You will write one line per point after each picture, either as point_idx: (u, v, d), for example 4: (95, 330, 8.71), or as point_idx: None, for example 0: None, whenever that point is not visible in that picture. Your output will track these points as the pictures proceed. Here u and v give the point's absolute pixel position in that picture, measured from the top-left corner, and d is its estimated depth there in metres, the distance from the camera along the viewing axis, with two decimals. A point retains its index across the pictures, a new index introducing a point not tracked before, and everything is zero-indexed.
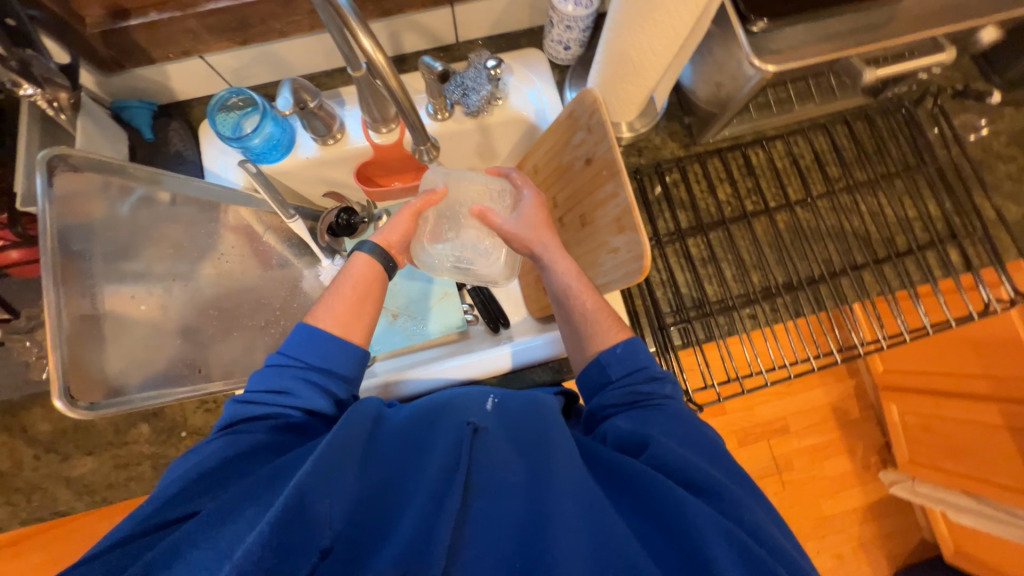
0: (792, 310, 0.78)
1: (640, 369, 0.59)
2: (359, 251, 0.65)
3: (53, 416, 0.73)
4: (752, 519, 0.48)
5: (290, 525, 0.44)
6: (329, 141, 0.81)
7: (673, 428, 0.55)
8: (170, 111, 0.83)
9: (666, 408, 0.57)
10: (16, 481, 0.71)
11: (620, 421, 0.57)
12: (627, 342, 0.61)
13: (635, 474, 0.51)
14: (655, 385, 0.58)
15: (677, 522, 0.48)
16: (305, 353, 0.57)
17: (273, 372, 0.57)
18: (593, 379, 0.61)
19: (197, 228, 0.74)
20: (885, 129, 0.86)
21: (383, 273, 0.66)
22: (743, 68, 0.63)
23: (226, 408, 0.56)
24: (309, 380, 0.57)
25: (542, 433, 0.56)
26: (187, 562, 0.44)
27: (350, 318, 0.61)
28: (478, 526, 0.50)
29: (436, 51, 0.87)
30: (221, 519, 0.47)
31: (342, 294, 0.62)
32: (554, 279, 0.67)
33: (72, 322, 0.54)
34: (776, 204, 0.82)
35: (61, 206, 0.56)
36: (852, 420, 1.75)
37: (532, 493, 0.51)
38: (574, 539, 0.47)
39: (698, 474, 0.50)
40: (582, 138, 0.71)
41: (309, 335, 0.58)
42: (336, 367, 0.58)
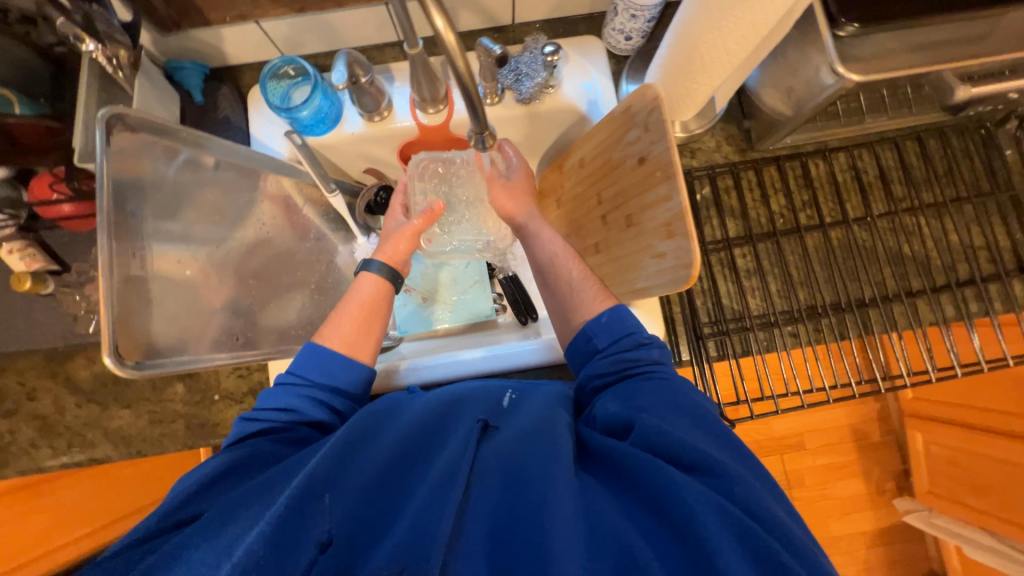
0: (838, 332, 0.75)
1: (625, 337, 0.60)
2: (366, 271, 0.70)
3: (94, 367, 0.75)
4: (746, 491, 0.46)
5: (295, 515, 0.47)
6: (376, 118, 0.80)
7: (664, 404, 0.53)
8: (220, 75, 0.83)
9: (659, 383, 0.56)
10: (58, 426, 0.74)
11: (608, 401, 0.56)
12: (612, 311, 0.61)
13: (630, 458, 0.49)
14: (640, 352, 0.59)
15: (672, 504, 0.45)
16: (311, 371, 0.61)
17: (279, 390, 0.60)
18: (581, 350, 0.62)
19: (236, 194, 0.74)
20: (960, 148, 0.80)
21: (389, 289, 0.71)
22: (821, 76, 0.59)
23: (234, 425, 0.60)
24: (312, 396, 0.60)
25: (536, 424, 0.56)
26: (187, 562, 0.45)
27: (355, 335, 0.65)
28: (475, 520, 0.48)
29: (491, 31, 0.84)
30: (227, 520, 0.48)
31: (348, 314, 0.66)
32: (540, 250, 0.70)
33: (124, 282, 0.54)
34: (831, 220, 0.78)
35: (118, 163, 0.56)
36: (872, 443, 1.71)
37: (524, 478, 0.50)
38: (564, 520, 0.45)
39: (692, 452, 0.48)
40: (637, 136, 0.69)
41: (316, 354, 0.62)
42: (340, 383, 0.62)
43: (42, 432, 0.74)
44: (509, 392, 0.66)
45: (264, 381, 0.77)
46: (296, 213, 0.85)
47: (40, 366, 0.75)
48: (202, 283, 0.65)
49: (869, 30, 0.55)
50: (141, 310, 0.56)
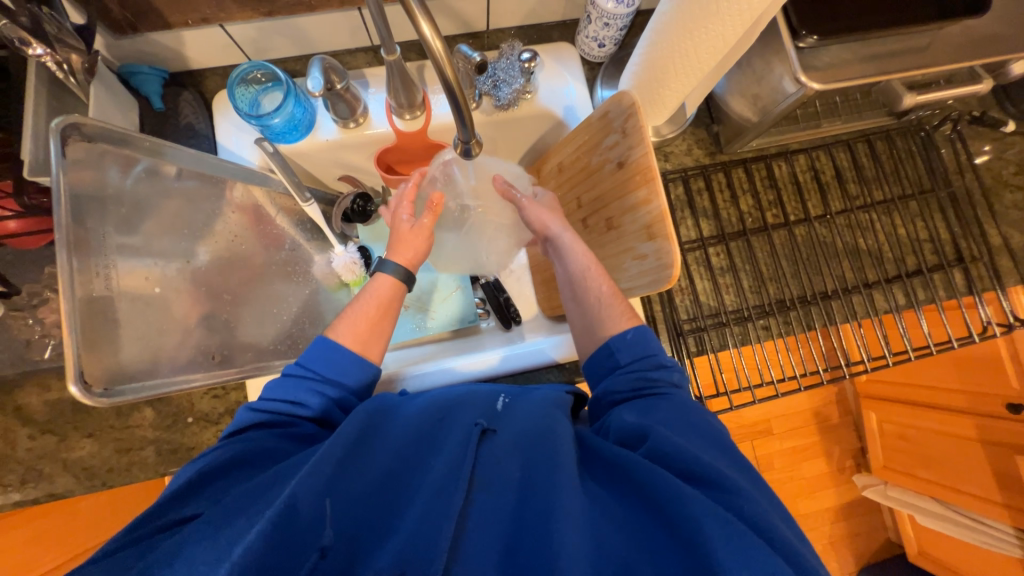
0: (804, 323, 0.79)
1: (645, 357, 0.62)
2: (382, 272, 0.68)
3: (48, 394, 0.69)
4: (754, 510, 0.46)
5: (289, 521, 0.45)
6: (351, 124, 0.78)
7: (674, 419, 0.55)
8: (181, 80, 0.78)
9: (670, 401, 0.58)
10: (9, 463, 0.68)
11: (625, 412, 0.57)
12: (637, 330, 0.64)
13: (634, 467, 0.50)
14: (662, 372, 0.61)
15: (674, 511, 0.46)
16: (322, 367, 0.60)
17: (291, 381, 0.60)
18: (602, 364, 0.64)
19: (199, 204, 0.70)
20: (904, 149, 0.87)
21: (402, 290, 0.69)
22: (783, 83, 0.64)
23: (239, 414, 0.59)
24: (321, 392, 0.60)
25: (545, 424, 0.57)
26: (187, 561, 0.43)
27: (368, 336, 0.64)
28: (479, 521, 0.49)
29: (466, 37, 0.84)
30: (231, 521, 0.46)
31: (365, 314, 0.65)
32: (571, 262, 0.70)
33: (88, 302, 0.51)
34: (795, 218, 0.83)
35: (74, 176, 0.52)
36: (832, 425, 1.82)
37: (530, 484, 0.51)
38: (571, 519, 0.46)
39: (696, 463, 0.49)
40: (615, 141, 0.70)
41: (330, 352, 0.61)
42: (350, 380, 0.62)
43: None
44: (502, 396, 0.66)
45: (242, 399, 0.74)
46: (268, 223, 0.82)
47: None
48: (172, 300, 0.62)
49: (825, 41, 0.59)
50: (109, 332, 0.53)
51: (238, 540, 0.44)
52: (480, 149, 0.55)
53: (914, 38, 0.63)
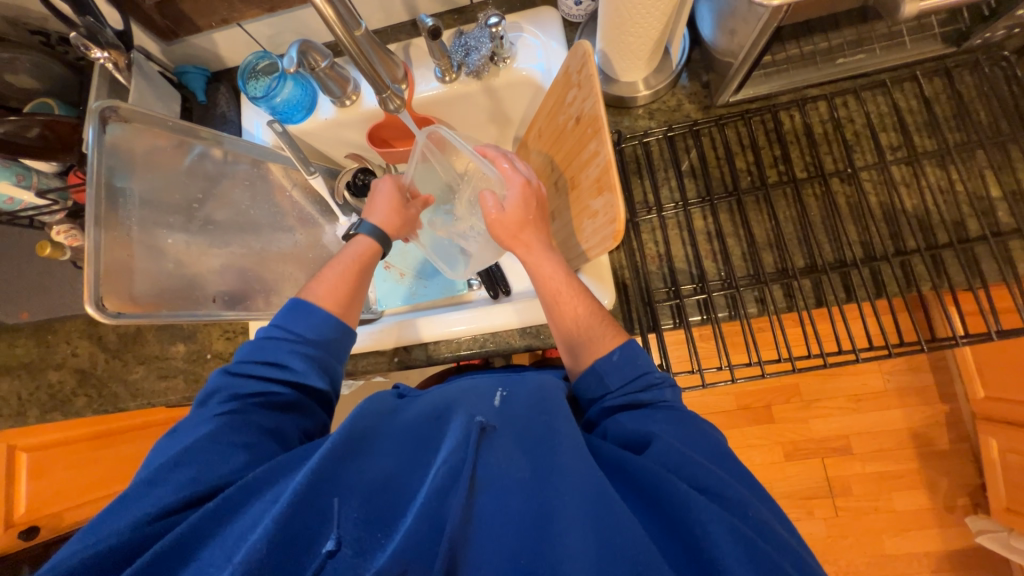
0: (809, 296, 0.67)
1: (637, 378, 0.59)
2: (359, 234, 0.78)
3: (118, 329, 0.89)
4: (757, 515, 0.47)
5: (296, 518, 0.46)
6: (346, 103, 0.86)
7: (676, 427, 0.55)
8: (221, 77, 0.94)
9: (666, 415, 0.57)
10: (92, 378, 0.89)
11: (623, 418, 0.57)
12: (623, 348, 0.61)
13: (642, 473, 0.50)
14: (651, 394, 0.59)
15: (682, 518, 0.46)
16: (299, 327, 0.65)
17: (264, 344, 0.64)
18: (591, 390, 0.62)
19: (226, 178, 0.84)
20: (971, 88, 0.69)
21: (378, 250, 0.78)
22: (754, 6, 0.55)
23: (213, 378, 0.62)
24: (303, 354, 0.64)
25: (546, 426, 0.55)
26: (201, 561, 0.46)
27: (344, 292, 0.71)
28: (487, 526, 0.48)
29: (450, 13, 0.87)
30: (231, 511, 0.49)
31: (343, 274, 0.72)
32: (541, 280, 0.67)
33: (111, 246, 0.65)
34: (805, 175, 0.71)
35: (111, 151, 0.67)
36: (937, 450, 1.48)
37: (538, 493, 0.49)
38: (575, 534, 0.45)
39: (700, 474, 0.49)
40: (574, 96, 0.68)
41: (304, 311, 0.66)
42: (329, 341, 0.67)
43: (81, 382, 0.89)
44: (500, 391, 0.62)
45: None
46: (284, 195, 0.94)
47: (81, 328, 0.90)
48: (185, 251, 0.75)
49: None
50: (125, 269, 0.66)
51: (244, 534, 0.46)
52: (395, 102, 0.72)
53: None
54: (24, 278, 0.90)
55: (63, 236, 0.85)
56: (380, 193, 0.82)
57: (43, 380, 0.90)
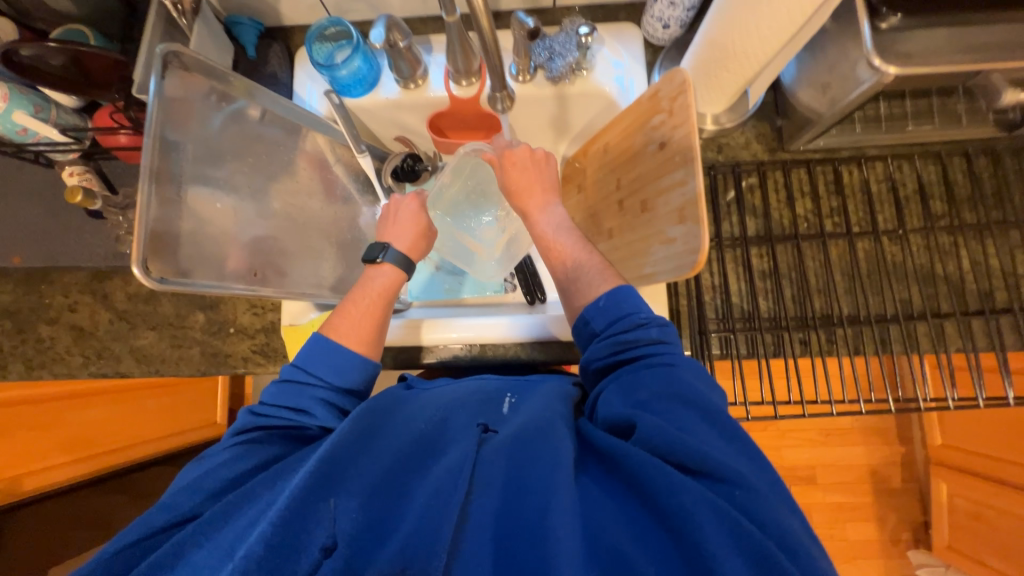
0: (851, 344, 0.72)
1: (622, 318, 0.58)
2: (383, 261, 0.73)
3: (128, 289, 0.82)
4: (745, 496, 0.46)
5: (292, 520, 0.47)
6: (411, 85, 0.83)
7: (666, 385, 0.53)
8: (273, 34, 0.88)
9: (659, 371, 0.54)
10: (92, 339, 0.82)
11: (611, 393, 0.56)
12: (611, 294, 0.60)
13: (634, 461, 0.49)
14: (637, 333, 0.56)
15: (668, 507, 0.46)
16: (321, 370, 0.63)
17: (291, 388, 0.63)
18: (582, 333, 0.61)
19: (275, 146, 0.78)
20: (1012, 169, 0.75)
21: (402, 277, 0.75)
22: (857, 70, 0.58)
23: (241, 417, 0.62)
24: (324, 399, 0.62)
25: (543, 427, 0.54)
26: (189, 564, 0.49)
27: (366, 329, 0.68)
28: (478, 522, 0.49)
29: (530, 11, 0.86)
30: (230, 516, 0.52)
31: (364, 308, 0.69)
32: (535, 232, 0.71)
33: (160, 207, 0.59)
34: (859, 230, 0.75)
35: (168, 106, 0.61)
36: (891, 488, 1.60)
37: (528, 488, 0.49)
38: (566, 536, 0.45)
39: (693, 455, 0.48)
40: (661, 121, 0.67)
41: (327, 348, 0.64)
42: (351, 383, 0.65)
43: (78, 341, 0.82)
44: (507, 396, 0.64)
45: (276, 321, 0.83)
46: (327, 170, 0.89)
47: (83, 282, 0.83)
48: (231, 218, 0.70)
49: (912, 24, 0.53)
50: (172, 233, 0.61)
51: (248, 531, 0.49)
52: (508, 100, 0.68)
53: None
54: (23, 219, 0.81)
55: (76, 180, 0.77)
56: (404, 213, 0.78)
57: (32, 334, 0.82)
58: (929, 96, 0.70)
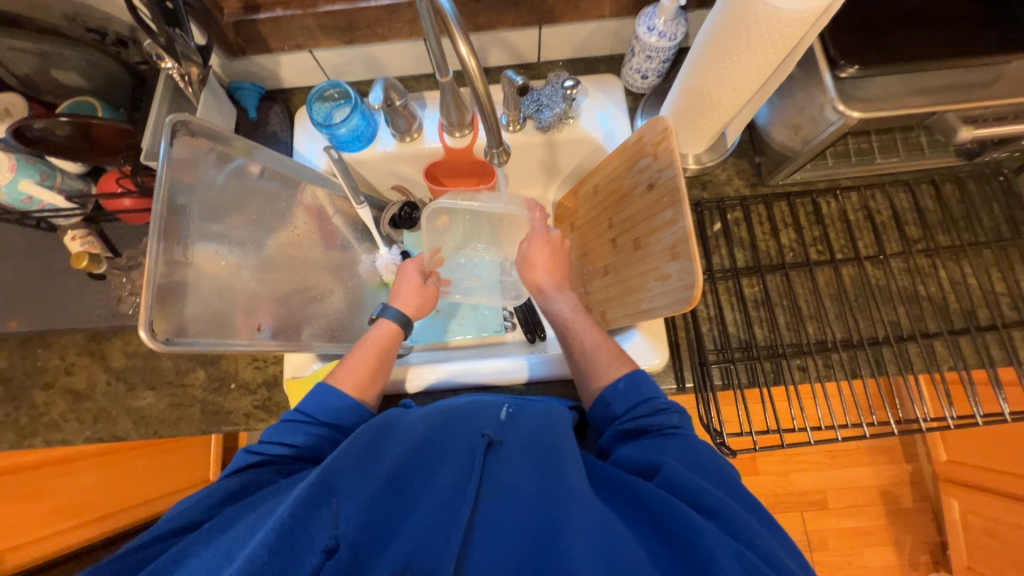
0: (848, 369, 0.73)
1: (642, 402, 0.61)
2: (382, 317, 0.76)
3: (128, 348, 0.82)
4: (765, 545, 0.47)
5: (296, 526, 0.46)
6: (407, 138, 0.87)
7: (683, 453, 0.55)
8: (274, 96, 0.93)
9: (680, 440, 0.57)
10: (88, 403, 0.80)
11: (628, 449, 0.58)
12: (629, 376, 0.63)
13: (650, 497, 0.50)
14: (659, 418, 0.59)
15: (686, 540, 0.46)
16: (316, 410, 0.62)
17: (287, 426, 0.61)
18: (600, 415, 0.64)
19: (277, 203, 0.81)
20: (977, 193, 0.80)
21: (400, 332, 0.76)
22: (824, 113, 0.63)
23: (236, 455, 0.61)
24: (315, 434, 0.61)
25: (554, 442, 0.56)
26: (189, 570, 0.46)
27: (366, 380, 0.68)
28: (487, 533, 0.49)
29: (517, 67, 0.92)
30: (229, 525, 0.50)
31: (364, 358, 0.70)
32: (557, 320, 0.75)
33: (167, 266, 0.60)
34: (842, 257, 0.79)
35: (176, 167, 0.63)
36: (903, 509, 1.57)
37: (540, 507, 0.50)
38: (581, 554, 0.45)
39: (707, 497, 0.49)
40: (647, 164, 0.70)
41: (325, 396, 0.63)
42: (345, 424, 0.63)
43: (74, 406, 0.80)
44: (506, 406, 0.65)
45: (278, 373, 0.83)
46: (326, 221, 0.91)
47: (81, 344, 0.82)
48: (235, 274, 0.71)
49: (869, 72, 0.58)
50: (178, 292, 0.61)
51: (250, 533, 0.48)
52: (504, 157, 0.67)
53: (979, 70, 0.59)
54: (22, 283, 0.81)
55: (78, 243, 0.79)
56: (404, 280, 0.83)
57: (26, 400, 0.80)
58: (892, 132, 0.74)
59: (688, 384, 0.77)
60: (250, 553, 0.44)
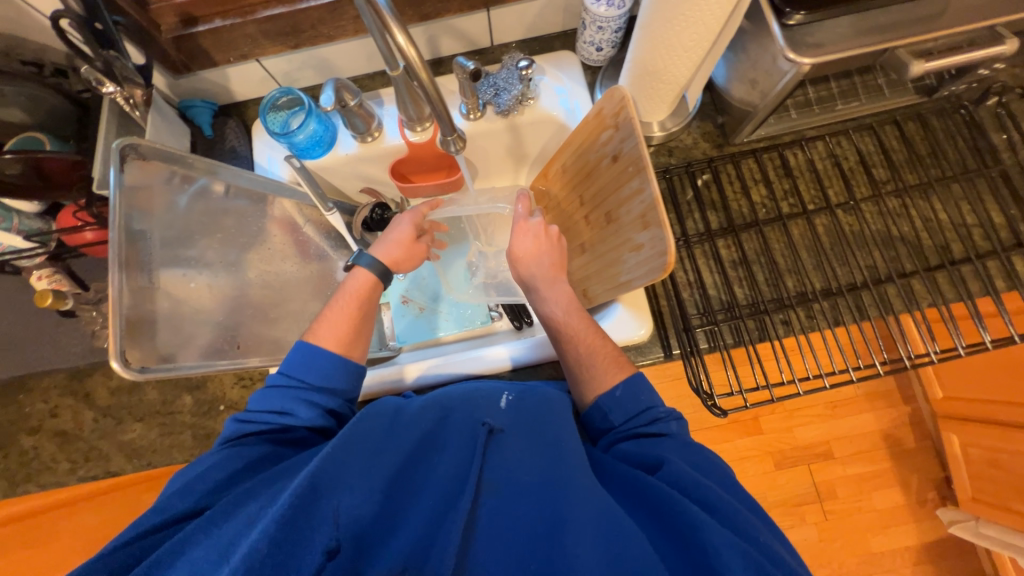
0: (829, 317, 0.74)
1: (642, 412, 0.61)
2: (358, 265, 0.72)
3: (111, 383, 0.81)
4: (766, 541, 0.47)
5: (296, 520, 0.44)
6: (368, 138, 0.86)
7: (681, 451, 0.57)
8: (228, 111, 0.91)
9: (680, 444, 0.58)
10: (77, 442, 0.79)
11: (626, 449, 0.58)
12: (626, 385, 0.62)
13: (654, 494, 0.50)
14: (657, 426, 0.60)
15: (690, 535, 0.46)
16: (305, 373, 0.61)
17: (276, 390, 0.60)
18: (596, 424, 0.63)
19: (246, 220, 0.79)
20: (940, 129, 0.80)
21: (378, 282, 0.73)
22: (778, 63, 0.62)
23: (227, 425, 0.60)
24: (309, 401, 0.60)
25: (555, 434, 0.56)
26: (189, 560, 0.45)
27: (348, 334, 0.66)
28: (488, 528, 0.50)
29: (471, 54, 0.91)
30: (225, 518, 0.48)
31: (345, 310, 0.67)
32: (550, 322, 0.71)
33: (133, 295, 0.59)
34: (814, 207, 0.79)
35: (131, 195, 0.61)
36: (906, 450, 1.59)
37: (543, 497, 0.50)
38: (586, 545, 0.45)
39: (708, 491, 0.50)
40: (609, 136, 0.69)
41: (308, 354, 0.62)
42: (337, 386, 0.62)
43: (63, 447, 0.79)
44: (506, 394, 0.63)
45: None
46: (298, 232, 0.90)
47: (61, 384, 0.81)
48: (208, 295, 0.70)
49: (815, 17, 0.57)
50: (149, 319, 0.60)
51: (245, 532, 0.46)
52: (460, 144, 0.67)
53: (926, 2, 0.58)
54: None
55: (45, 282, 0.77)
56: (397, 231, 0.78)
57: (14, 447, 0.79)
58: (850, 77, 0.78)
59: (675, 351, 0.77)
60: (249, 546, 0.41)
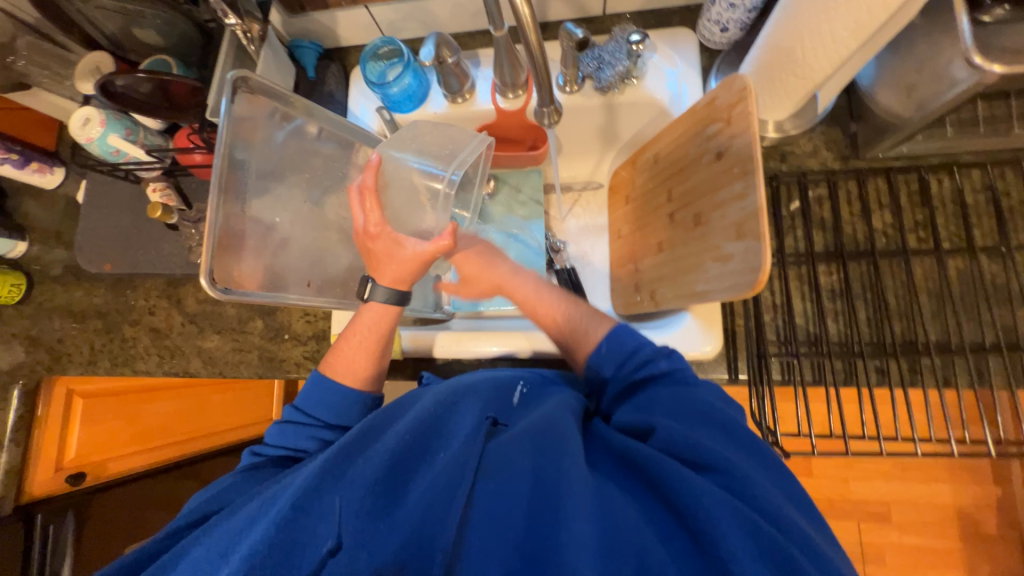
0: (937, 377, 0.64)
1: (631, 356, 0.58)
2: (371, 300, 0.66)
3: (199, 294, 0.90)
4: (769, 501, 0.42)
5: (296, 518, 0.45)
6: (459, 99, 0.84)
7: (676, 405, 0.52)
8: (332, 55, 0.94)
9: (677, 389, 0.53)
10: (166, 340, 0.89)
11: (621, 414, 0.55)
12: (609, 337, 0.60)
13: (648, 461, 0.47)
14: (647, 370, 0.56)
15: (687, 505, 0.43)
16: (319, 411, 0.63)
17: (291, 429, 0.63)
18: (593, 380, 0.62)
19: (335, 164, 0.79)
20: None
21: (395, 312, 0.67)
22: (952, 69, 0.51)
23: (244, 459, 0.64)
24: (318, 437, 0.63)
25: (557, 422, 0.52)
26: (192, 561, 0.47)
27: (365, 367, 0.66)
28: (487, 512, 0.46)
29: (580, 21, 0.85)
30: (231, 513, 0.51)
31: (361, 347, 0.66)
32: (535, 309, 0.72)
33: (226, 219, 0.63)
34: (950, 246, 0.67)
35: (237, 125, 0.65)
36: (984, 535, 1.39)
37: (542, 476, 0.47)
38: (583, 530, 0.42)
39: (707, 452, 0.46)
40: (718, 130, 0.62)
41: (326, 390, 0.64)
42: (349, 421, 0.64)
43: (155, 342, 0.89)
44: (520, 387, 0.64)
45: (327, 328, 0.87)
46: None
47: (160, 287, 0.91)
48: (291, 231, 0.73)
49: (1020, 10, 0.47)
50: (234, 246, 0.65)
51: (244, 534, 0.47)
52: (555, 116, 0.65)
53: None
54: (113, 228, 0.90)
55: (158, 195, 0.84)
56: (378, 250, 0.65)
57: (117, 333, 0.91)
58: None
59: (742, 376, 0.71)
60: (250, 550, 0.43)
